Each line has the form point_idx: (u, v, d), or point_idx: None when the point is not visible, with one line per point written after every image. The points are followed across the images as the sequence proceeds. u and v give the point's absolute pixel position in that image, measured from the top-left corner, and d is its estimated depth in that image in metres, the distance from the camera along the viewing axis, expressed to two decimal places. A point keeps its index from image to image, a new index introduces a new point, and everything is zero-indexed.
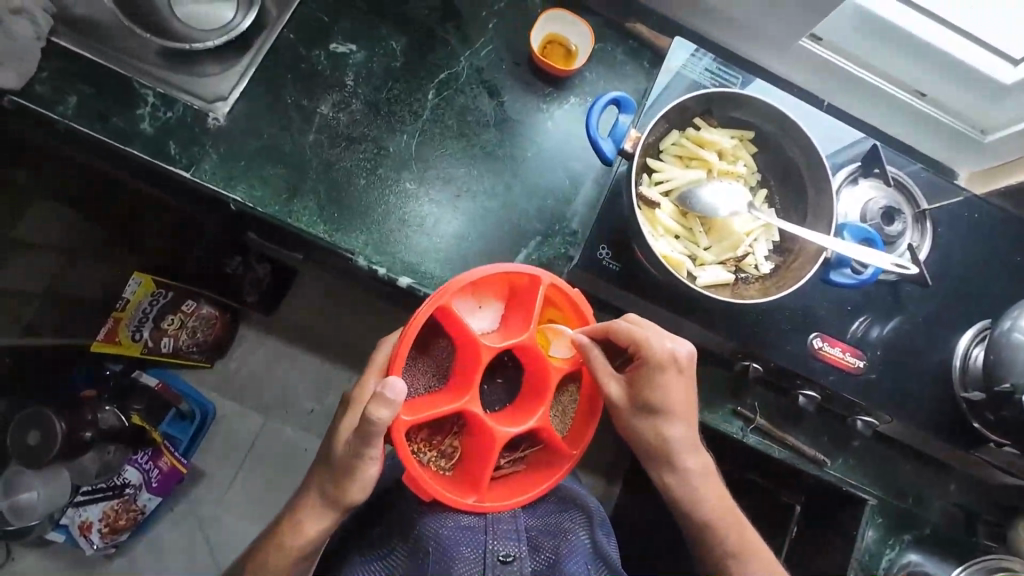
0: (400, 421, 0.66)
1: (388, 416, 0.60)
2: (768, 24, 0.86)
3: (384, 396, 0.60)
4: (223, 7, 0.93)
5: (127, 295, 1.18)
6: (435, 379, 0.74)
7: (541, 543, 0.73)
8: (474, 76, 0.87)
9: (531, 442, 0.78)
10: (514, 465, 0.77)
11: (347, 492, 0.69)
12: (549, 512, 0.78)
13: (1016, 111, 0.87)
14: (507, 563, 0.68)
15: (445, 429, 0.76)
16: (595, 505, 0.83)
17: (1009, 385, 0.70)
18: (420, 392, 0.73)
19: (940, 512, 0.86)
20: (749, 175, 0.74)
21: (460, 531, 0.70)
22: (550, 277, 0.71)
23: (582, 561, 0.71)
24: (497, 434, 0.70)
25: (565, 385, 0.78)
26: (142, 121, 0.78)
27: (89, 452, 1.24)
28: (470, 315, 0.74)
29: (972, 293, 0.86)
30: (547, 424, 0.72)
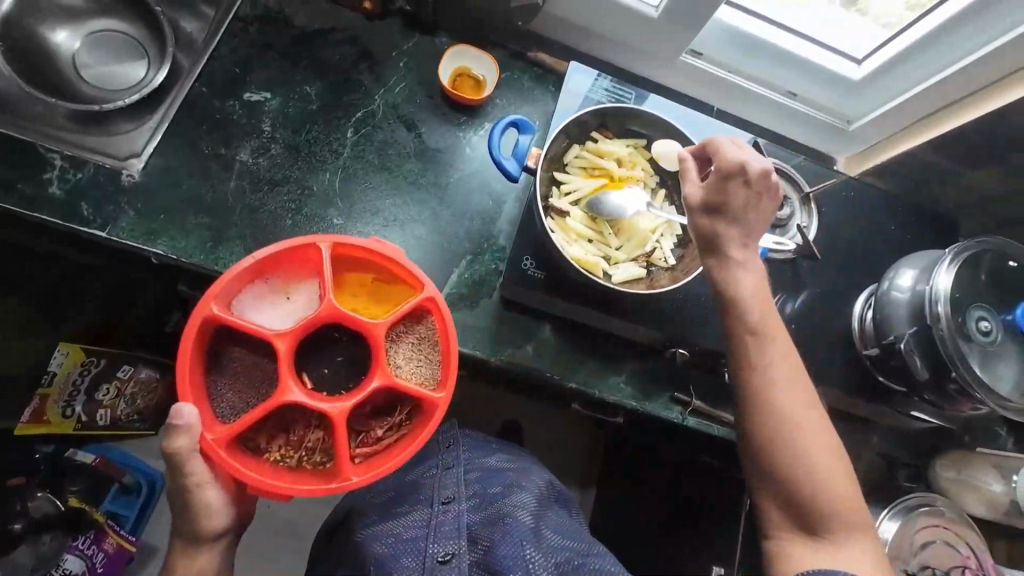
0: (210, 440, 0.65)
1: (184, 441, 0.64)
2: (652, 45, 0.96)
3: (173, 426, 0.63)
4: (135, 65, 0.93)
5: (54, 369, 1.11)
6: (260, 383, 0.70)
7: (481, 533, 0.70)
8: (390, 111, 0.92)
9: (403, 402, 0.73)
10: (393, 432, 0.71)
11: (203, 521, 0.70)
12: (491, 501, 0.75)
13: (871, 101, 1.01)
14: (445, 562, 0.66)
15: (303, 424, 0.71)
16: (538, 483, 0.83)
17: (893, 336, 0.80)
18: (250, 402, 0.69)
19: (869, 463, 0.94)
20: (648, 178, 0.82)
21: (399, 544, 0.70)
22: (326, 240, 0.70)
23: (518, 539, 0.66)
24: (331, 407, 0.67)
25: (418, 333, 0.73)
26: (50, 186, 0.77)
27: (20, 546, 1.12)
28: (273, 307, 0.72)
29: (861, 261, 0.97)
30: (388, 379, 0.68)
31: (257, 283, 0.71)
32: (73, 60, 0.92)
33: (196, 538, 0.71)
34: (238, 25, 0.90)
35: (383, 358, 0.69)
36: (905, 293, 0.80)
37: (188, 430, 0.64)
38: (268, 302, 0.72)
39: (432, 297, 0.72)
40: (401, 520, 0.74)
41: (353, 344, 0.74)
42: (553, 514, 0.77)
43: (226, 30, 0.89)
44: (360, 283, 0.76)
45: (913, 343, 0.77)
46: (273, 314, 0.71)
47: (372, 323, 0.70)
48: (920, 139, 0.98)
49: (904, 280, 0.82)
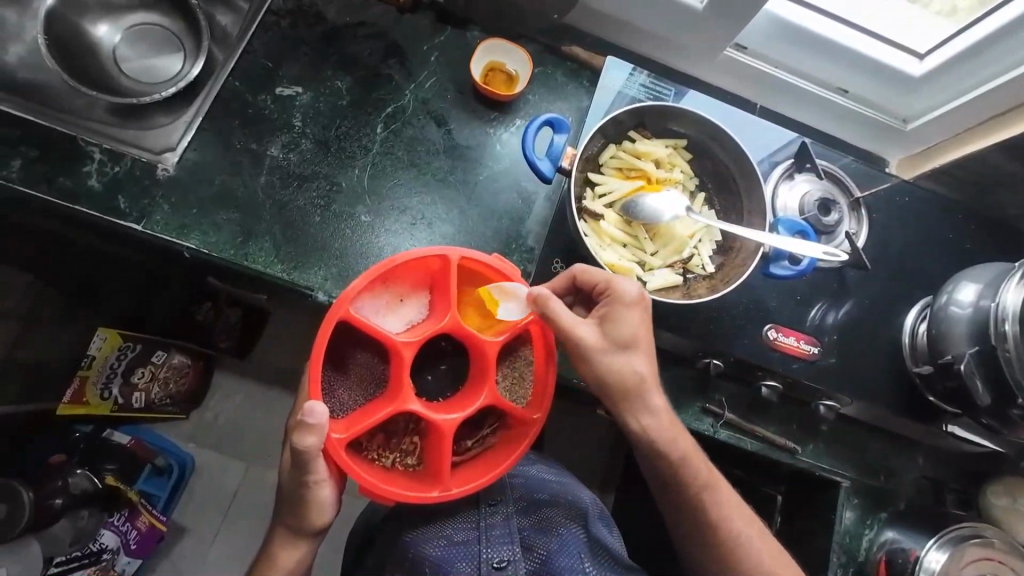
0: (332, 439, 0.63)
1: (314, 442, 0.59)
2: (693, 38, 0.91)
3: (305, 424, 0.59)
4: (173, 58, 0.94)
5: (93, 352, 1.13)
6: (368, 385, 0.71)
7: (533, 541, 0.72)
8: (420, 107, 0.90)
9: (496, 416, 0.73)
10: (484, 445, 0.72)
11: (308, 519, 0.68)
12: (537, 505, 0.76)
13: (931, 100, 0.94)
14: (500, 569, 0.66)
15: (401, 428, 0.71)
16: (588, 498, 0.80)
17: (950, 356, 0.74)
18: (356, 403, 0.69)
19: (910, 485, 0.89)
20: (687, 180, 0.78)
21: (453, 548, 0.69)
22: (458, 253, 0.68)
23: (575, 551, 0.70)
24: (442, 421, 0.66)
25: (517, 353, 0.73)
26: (89, 178, 0.78)
27: (61, 520, 1.16)
28: (390, 310, 0.71)
29: (913, 271, 0.90)
30: (498, 398, 0.68)
31: (379, 286, 0.70)
32: (114, 53, 0.93)
33: (289, 528, 0.70)
34: (271, 19, 0.89)
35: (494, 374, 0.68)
36: (966, 309, 0.74)
37: (319, 431, 0.60)
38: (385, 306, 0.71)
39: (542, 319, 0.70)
40: (452, 520, 0.73)
41: (454, 354, 0.75)
42: (602, 525, 0.77)
43: (258, 24, 0.89)
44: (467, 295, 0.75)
45: (973, 364, 0.72)
46: (387, 318, 0.71)
47: (487, 338, 0.69)
48: (988, 142, 0.90)
49: (964, 295, 0.76)
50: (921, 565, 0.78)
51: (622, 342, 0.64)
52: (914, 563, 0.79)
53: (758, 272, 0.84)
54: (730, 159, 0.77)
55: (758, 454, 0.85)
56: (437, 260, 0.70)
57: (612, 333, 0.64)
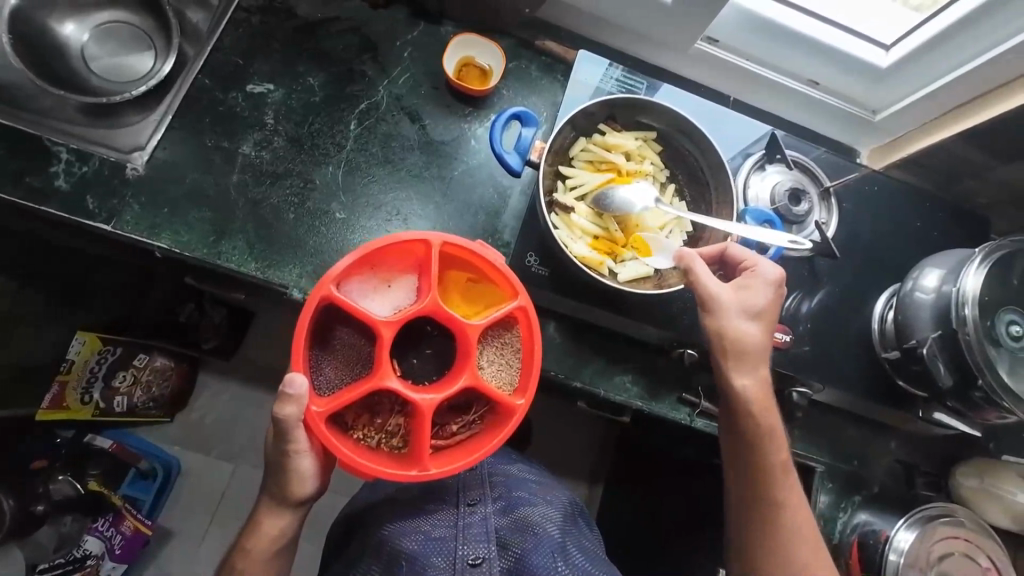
0: (313, 412, 0.64)
1: (292, 411, 0.62)
2: (665, 32, 0.92)
3: (284, 393, 0.61)
4: (143, 57, 0.93)
5: (72, 355, 1.13)
6: (355, 364, 0.70)
7: (509, 540, 0.70)
8: (394, 103, 0.90)
9: (482, 402, 0.73)
10: (469, 429, 0.71)
11: (291, 489, 0.70)
12: (516, 506, 0.75)
13: (898, 91, 0.95)
14: (475, 566, 0.65)
15: (387, 408, 0.71)
16: (564, 499, 0.82)
17: (915, 340, 0.76)
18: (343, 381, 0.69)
19: (884, 470, 0.91)
20: (658, 172, 0.79)
21: (429, 542, 0.68)
22: (440, 237, 0.68)
23: (550, 551, 0.68)
24: (421, 401, 0.66)
25: (504, 337, 0.73)
26: (57, 179, 0.77)
27: (43, 526, 1.17)
28: (376, 292, 0.71)
29: (883, 260, 0.92)
30: (479, 380, 0.67)
31: (364, 269, 0.70)
32: (83, 52, 0.92)
33: (275, 501, 0.71)
34: (241, 15, 0.88)
35: (475, 356, 0.68)
36: (930, 294, 0.76)
37: (297, 400, 0.62)
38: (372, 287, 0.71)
39: (526, 307, 0.70)
40: (430, 516, 0.72)
41: (441, 337, 0.75)
42: (577, 532, 0.77)
43: (229, 21, 0.88)
44: (456, 281, 0.75)
45: (936, 348, 0.73)
46: (374, 299, 0.71)
47: (469, 322, 0.69)
48: (950, 131, 0.92)
49: (928, 281, 0.78)
50: (891, 544, 0.80)
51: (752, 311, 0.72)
52: (885, 542, 0.80)
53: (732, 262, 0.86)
54: (701, 151, 0.78)
55: None
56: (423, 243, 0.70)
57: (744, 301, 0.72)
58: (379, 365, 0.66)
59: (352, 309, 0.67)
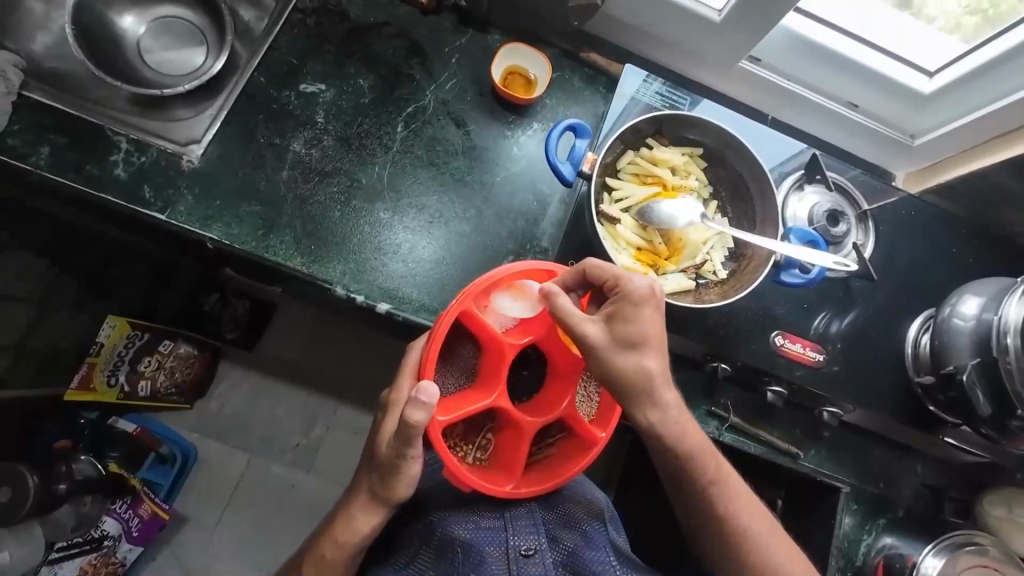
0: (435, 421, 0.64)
1: (426, 419, 0.58)
2: (708, 48, 0.93)
3: (418, 400, 0.57)
4: (195, 52, 0.96)
5: (100, 340, 1.15)
6: (460, 376, 0.72)
7: (559, 534, 0.71)
8: (440, 107, 0.92)
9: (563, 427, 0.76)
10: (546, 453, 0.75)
11: (393, 490, 0.68)
12: (561, 501, 0.75)
13: (938, 117, 0.96)
14: (530, 556, 0.67)
15: (479, 421, 0.73)
16: (603, 500, 0.81)
17: (953, 366, 0.77)
18: (448, 390, 0.71)
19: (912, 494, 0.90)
20: (702, 188, 0.81)
21: (481, 532, 0.69)
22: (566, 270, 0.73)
23: (602, 545, 0.70)
24: (528, 424, 0.69)
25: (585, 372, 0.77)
26: (116, 167, 0.80)
27: (65, 505, 1.16)
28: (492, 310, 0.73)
29: (917, 283, 0.92)
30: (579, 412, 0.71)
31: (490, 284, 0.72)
32: (139, 45, 0.95)
33: (374, 503, 0.70)
34: (297, 17, 0.91)
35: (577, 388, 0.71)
36: (968, 322, 0.77)
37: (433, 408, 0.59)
38: (512, 297, 0.71)
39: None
40: (480, 505, 0.72)
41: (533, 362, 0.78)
42: (618, 530, 0.77)
43: (285, 21, 0.90)
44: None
45: (975, 375, 0.74)
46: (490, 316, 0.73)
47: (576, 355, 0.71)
48: (992, 159, 0.93)
49: (967, 308, 0.78)
50: (919, 570, 0.80)
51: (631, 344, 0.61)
52: (913, 568, 0.81)
53: (768, 280, 0.86)
54: (744, 167, 0.79)
55: (761, 458, 0.87)
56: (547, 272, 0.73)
57: (619, 332, 0.61)
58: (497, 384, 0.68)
59: (482, 325, 0.69)
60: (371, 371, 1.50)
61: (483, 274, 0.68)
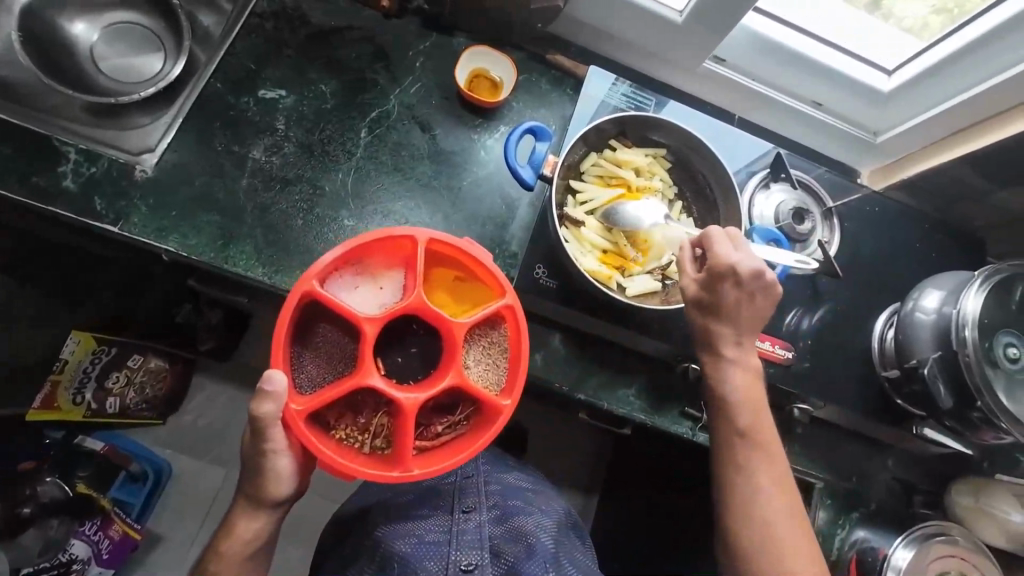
0: (293, 410, 0.64)
1: (270, 408, 0.62)
2: (674, 49, 0.94)
3: (263, 390, 0.62)
4: (152, 58, 0.93)
5: (65, 356, 1.10)
6: (338, 362, 0.69)
7: (502, 548, 0.69)
8: (405, 112, 0.90)
9: (467, 403, 0.72)
10: (453, 430, 0.71)
11: (269, 489, 0.69)
12: (512, 514, 0.74)
13: (900, 114, 0.98)
14: (468, 572, 0.64)
15: (369, 407, 0.70)
16: (559, 509, 0.81)
17: (916, 360, 0.78)
18: (326, 379, 0.68)
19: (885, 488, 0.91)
20: (666, 189, 0.81)
21: (423, 546, 0.67)
22: (424, 234, 0.69)
23: (543, 560, 0.67)
24: (404, 400, 0.65)
25: (486, 336, 0.72)
26: (65, 179, 0.77)
27: (29, 530, 1.11)
28: (362, 290, 0.71)
29: (885, 278, 0.94)
30: (464, 380, 0.67)
31: (347, 266, 0.70)
32: (92, 51, 0.92)
33: (249, 503, 0.71)
34: (255, 21, 0.89)
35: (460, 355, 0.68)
36: (929, 315, 0.78)
37: (276, 397, 0.62)
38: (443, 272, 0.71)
39: (512, 306, 0.70)
40: (428, 519, 0.72)
41: (428, 336, 0.74)
42: (569, 543, 0.76)
43: (243, 26, 0.88)
44: (442, 278, 0.75)
45: (936, 368, 0.75)
46: (360, 297, 0.70)
47: (455, 321, 0.69)
48: (950, 155, 0.94)
49: (928, 302, 0.79)
50: (889, 563, 0.80)
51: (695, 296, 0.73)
52: (883, 561, 0.81)
53: None
54: (708, 168, 0.80)
55: None
56: (407, 241, 0.70)
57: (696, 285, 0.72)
58: (362, 362, 0.66)
59: (335, 307, 0.67)
60: None
61: (321, 256, 0.67)
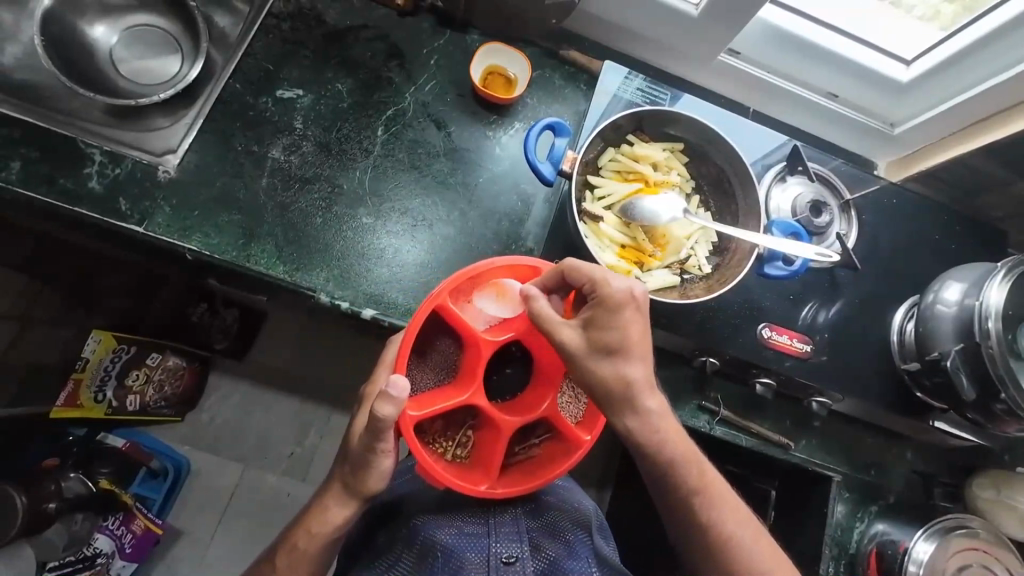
0: (408, 416, 0.64)
1: (393, 412, 0.57)
2: (688, 43, 0.93)
3: (386, 394, 0.56)
4: (169, 59, 0.94)
5: (87, 354, 1.12)
6: (440, 371, 0.72)
7: (541, 542, 0.70)
8: (420, 110, 0.91)
9: (545, 428, 0.74)
10: (530, 453, 0.73)
11: (365, 482, 0.68)
12: (546, 509, 0.76)
13: (920, 104, 0.96)
14: (510, 564, 0.66)
15: (460, 420, 0.73)
16: (590, 507, 0.82)
17: (938, 353, 0.77)
18: (426, 387, 0.71)
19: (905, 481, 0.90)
20: (684, 182, 0.81)
21: (464, 538, 0.68)
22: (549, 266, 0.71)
23: (584, 555, 0.69)
24: (504, 421, 0.68)
25: None
26: (90, 180, 0.78)
27: (54, 524, 1.13)
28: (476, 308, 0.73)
29: (904, 271, 0.93)
30: (559, 411, 0.69)
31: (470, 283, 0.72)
32: (111, 55, 0.93)
33: (345, 490, 0.70)
34: (272, 22, 0.90)
35: (559, 386, 0.70)
36: (951, 308, 0.77)
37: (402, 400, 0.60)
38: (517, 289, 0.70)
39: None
40: (462, 513, 0.72)
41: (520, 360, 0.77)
42: (601, 540, 0.77)
43: (260, 26, 0.89)
44: None
45: (959, 360, 0.75)
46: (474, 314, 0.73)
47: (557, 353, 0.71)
48: (972, 145, 0.93)
49: (950, 294, 0.79)
50: (910, 556, 0.81)
51: (607, 348, 0.58)
52: (904, 554, 0.81)
53: (756, 274, 0.86)
54: (725, 162, 0.80)
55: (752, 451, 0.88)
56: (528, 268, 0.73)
57: (595, 335, 0.59)
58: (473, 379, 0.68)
59: (458, 322, 0.68)
60: (362, 377, 1.49)
61: (455, 271, 0.68)
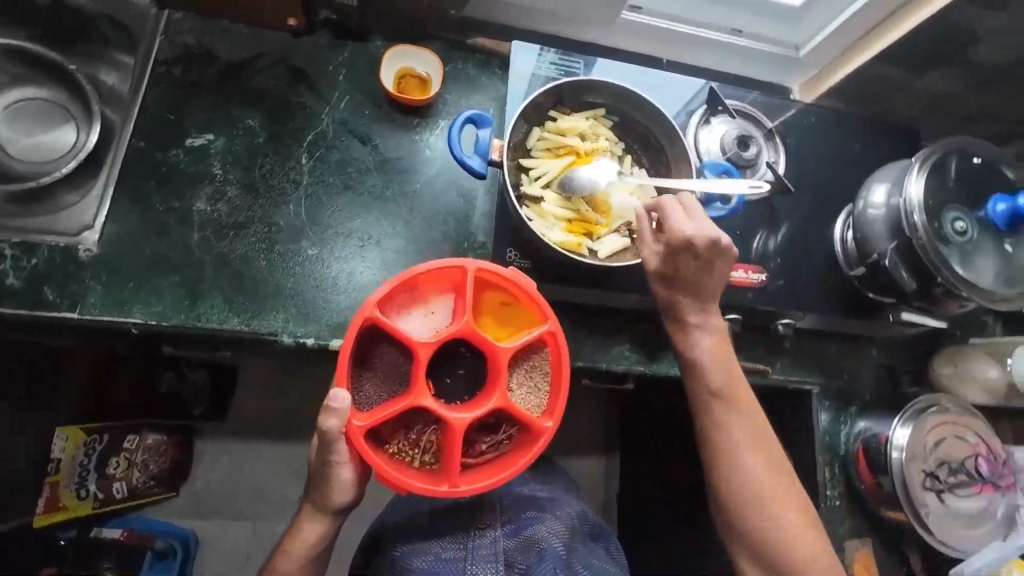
0: (354, 426, 0.65)
1: (336, 423, 0.65)
2: (588, 9, 0.94)
3: (327, 406, 0.64)
4: (63, 130, 0.89)
5: (57, 455, 1.05)
6: (392, 379, 0.70)
7: (514, 559, 0.71)
8: (340, 128, 0.89)
9: (510, 423, 0.73)
10: (496, 448, 0.72)
11: (330, 497, 0.71)
12: (526, 525, 0.74)
13: (812, 24, 1.01)
14: None
15: (421, 425, 0.71)
16: (575, 511, 0.82)
17: (877, 254, 0.82)
18: (381, 399, 0.69)
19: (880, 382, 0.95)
20: (614, 145, 0.82)
21: (438, 564, 0.70)
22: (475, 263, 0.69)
23: (553, 565, 0.68)
24: (454, 423, 0.66)
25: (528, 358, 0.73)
26: (2, 280, 0.73)
27: None
28: (417, 312, 0.72)
29: (835, 184, 0.98)
30: (511, 403, 0.68)
31: (404, 290, 0.71)
32: None
33: (317, 508, 0.72)
34: (161, 69, 0.85)
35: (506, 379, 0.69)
36: (881, 210, 0.82)
37: (339, 413, 0.64)
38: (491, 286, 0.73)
39: (554, 331, 0.71)
40: (441, 538, 0.74)
41: (474, 357, 0.75)
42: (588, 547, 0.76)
43: (151, 75, 0.85)
44: (490, 302, 0.74)
45: (895, 257, 0.80)
46: (415, 319, 0.72)
47: (500, 346, 0.69)
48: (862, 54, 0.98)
49: (877, 197, 0.84)
50: (892, 444, 0.86)
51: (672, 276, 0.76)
52: (886, 443, 0.86)
53: None
54: (646, 116, 0.82)
55: None
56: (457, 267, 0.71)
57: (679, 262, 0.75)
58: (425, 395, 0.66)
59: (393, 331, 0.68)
60: None
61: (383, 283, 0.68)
